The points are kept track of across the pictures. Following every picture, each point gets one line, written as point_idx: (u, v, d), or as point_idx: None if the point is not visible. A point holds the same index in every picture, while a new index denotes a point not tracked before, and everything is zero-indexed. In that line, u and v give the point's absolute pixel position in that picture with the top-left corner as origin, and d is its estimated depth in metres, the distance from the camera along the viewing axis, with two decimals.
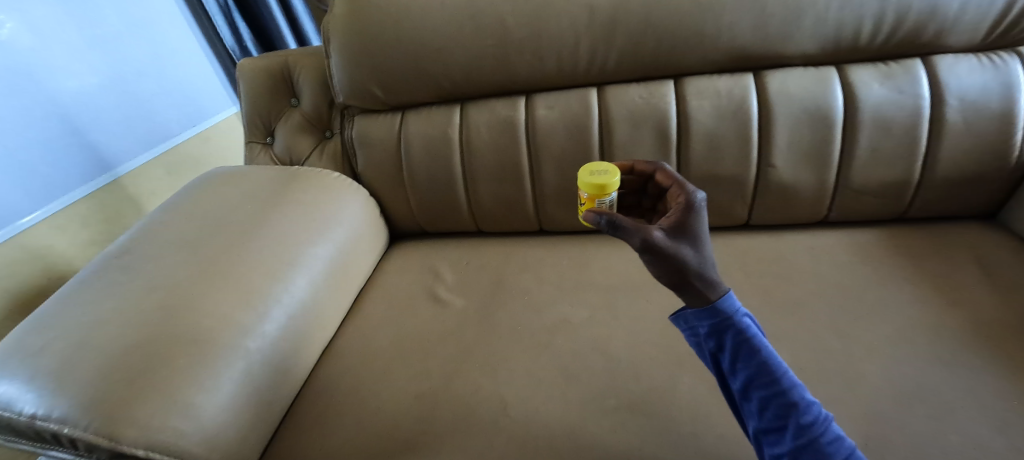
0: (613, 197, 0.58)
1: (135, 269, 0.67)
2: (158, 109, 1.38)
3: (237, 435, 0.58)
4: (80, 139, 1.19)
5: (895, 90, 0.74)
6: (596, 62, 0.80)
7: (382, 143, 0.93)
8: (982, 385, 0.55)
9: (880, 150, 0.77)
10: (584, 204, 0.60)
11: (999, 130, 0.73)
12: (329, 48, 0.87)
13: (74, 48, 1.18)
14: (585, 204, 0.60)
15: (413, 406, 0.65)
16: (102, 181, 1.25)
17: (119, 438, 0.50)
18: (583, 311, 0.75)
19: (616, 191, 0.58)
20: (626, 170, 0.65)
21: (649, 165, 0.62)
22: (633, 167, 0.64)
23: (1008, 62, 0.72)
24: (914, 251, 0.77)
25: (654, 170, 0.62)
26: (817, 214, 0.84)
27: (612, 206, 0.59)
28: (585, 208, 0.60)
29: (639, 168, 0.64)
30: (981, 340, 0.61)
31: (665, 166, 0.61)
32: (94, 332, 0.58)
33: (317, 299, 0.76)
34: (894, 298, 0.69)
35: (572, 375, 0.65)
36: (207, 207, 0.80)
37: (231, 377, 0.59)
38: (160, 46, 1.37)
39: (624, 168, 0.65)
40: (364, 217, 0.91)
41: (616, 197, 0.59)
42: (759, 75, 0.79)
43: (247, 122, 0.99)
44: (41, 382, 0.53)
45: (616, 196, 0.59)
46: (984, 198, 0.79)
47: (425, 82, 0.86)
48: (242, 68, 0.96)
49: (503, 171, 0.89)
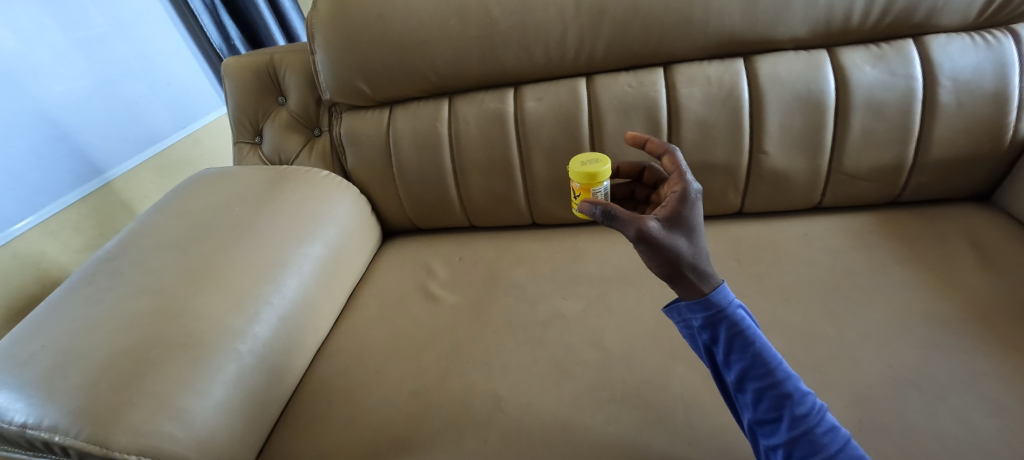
0: (606, 185, 0.58)
1: (125, 273, 0.67)
2: (148, 111, 1.25)
3: (232, 438, 0.58)
4: (71, 143, 1.07)
5: (887, 72, 0.73)
6: (584, 52, 0.79)
7: (370, 139, 0.92)
8: (976, 367, 0.55)
9: (874, 133, 0.76)
10: (578, 195, 0.60)
11: (992, 109, 0.72)
12: (313, 44, 0.86)
13: (59, 50, 1.05)
14: (579, 195, 0.59)
15: (407, 404, 0.64)
16: (91, 187, 1.12)
17: (111, 445, 0.49)
18: (576, 304, 0.75)
19: (608, 180, 0.57)
20: (638, 145, 0.57)
21: (658, 147, 0.54)
22: (645, 143, 0.56)
23: (1002, 40, 0.71)
24: (907, 235, 0.76)
25: (662, 153, 0.55)
26: (811, 200, 0.84)
27: (605, 194, 0.58)
28: (579, 199, 0.59)
29: (650, 147, 0.55)
30: (974, 322, 0.60)
31: (675, 150, 0.54)
32: (81, 338, 0.57)
33: (309, 298, 0.75)
34: (888, 283, 0.68)
35: (566, 369, 0.65)
36: (196, 209, 0.79)
37: (223, 381, 0.59)
38: (134, 39, 1.22)
39: (636, 140, 0.57)
40: (355, 215, 0.91)
41: (608, 186, 0.58)
42: (750, 60, 0.78)
43: (235, 121, 0.98)
44: (30, 391, 0.53)
45: (609, 184, 0.59)
46: (979, 179, 0.78)
47: (412, 76, 0.85)
48: (228, 67, 0.96)
49: (493, 164, 0.88)
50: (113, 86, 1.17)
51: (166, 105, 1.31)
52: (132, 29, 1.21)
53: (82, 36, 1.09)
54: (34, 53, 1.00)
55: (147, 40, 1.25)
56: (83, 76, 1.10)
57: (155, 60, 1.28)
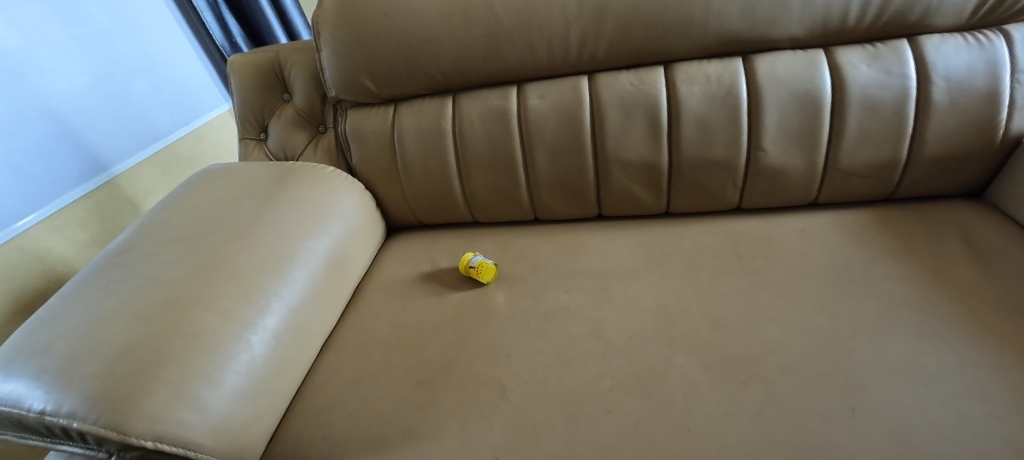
0: (474, 258, 0.82)
1: (136, 266, 0.68)
2: (150, 108, 1.27)
3: (245, 425, 0.60)
4: (75, 139, 1.08)
5: (882, 71, 0.75)
6: (586, 50, 0.81)
7: (375, 136, 0.94)
8: (966, 355, 0.57)
9: (869, 131, 0.78)
10: (480, 270, 0.81)
11: (985, 108, 0.73)
12: (319, 42, 0.87)
13: (61, 47, 1.06)
14: (478, 270, 0.81)
15: (413, 394, 0.66)
16: (95, 183, 1.13)
17: (128, 431, 0.51)
18: (578, 298, 0.77)
19: (472, 258, 0.82)
20: None
21: None
22: None
23: (994, 40, 0.72)
24: (901, 231, 0.78)
25: None
26: (807, 196, 0.85)
27: (475, 259, 0.82)
28: (480, 269, 0.80)
29: None
30: (964, 314, 0.62)
31: None
32: (96, 329, 0.59)
33: (317, 291, 0.77)
34: (881, 277, 0.70)
35: (568, 360, 0.67)
36: (205, 204, 0.81)
37: (235, 370, 0.60)
38: (136, 36, 1.23)
39: None
40: (361, 211, 0.92)
41: (475, 257, 0.82)
42: (748, 60, 0.80)
43: (240, 118, 1.00)
44: (48, 379, 0.54)
45: (475, 256, 0.83)
46: (971, 176, 0.80)
47: (417, 74, 0.86)
48: (234, 65, 0.97)
49: (496, 160, 0.90)
50: (115, 83, 1.18)
51: (169, 102, 1.32)
52: (134, 26, 1.22)
53: (84, 34, 1.11)
54: (36, 50, 1.01)
55: (149, 38, 1.26)
56: (85, 73, 1.11)
57: (158, 58, 1.29)
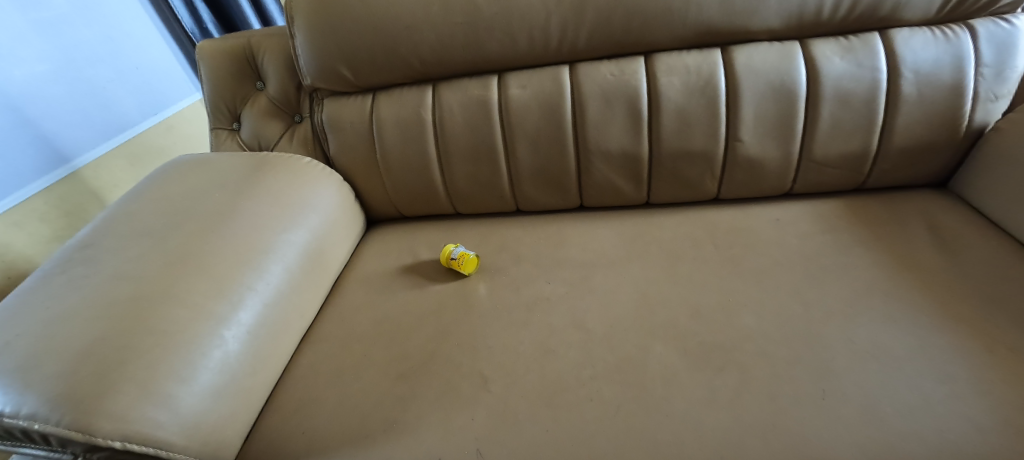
0: (455, 249, 0.82)
1: (101, 261, 0.65)
2: (115, 97, 1.26)
3: (218, 423, 0.58)
4: (34, 130, 1.08)
5: (855, 63, 0.77)
6: (567, 40, 0.80)
7: (353, 126, 0.91)
8: (930, 338, 0.59)
9: (841, 122, 0.80)
10: (462, 261, 0.80)
11: (950, 100, 0.76)
12: (293, 28, 0.84)
13: (16, 33, 1.05)
14: (460, 261, 0.80)
15: (393, 386, 0.65)
16: (58, 175, 1.14)
17: (94, 432, 0.49)
18: (560, 288, 0.77)
19: (453, 249, 0.82)
20: None
21: None
22: None
23: (960, 35, 0.75)
24: (870, 219, 0.81)
25: None
26: (783, 186, 0.87)
27: (456, 249, 0.81)
28: (462, 260, 0.80)
29: None
30: (929, 299, 0.64)
31: None
32: (60, 327, 0.56)
33: (294, 285, 0.75)
34: (853, 264, 0.72)
35: (549, 350, 0.67)
36: (174, 196, 0.78)
37: (207, 368, 0.59)
38: (99, 23, 1.22)
39: None
40: (339, 203, 0.90)
41: (456, 248, 0.82)
42: (727, 51, 0.80)
43: (211, 107, 0.96)
44: (7, 380, 0.51)
45: (456, 247, 0.82)
46: (937, 166, 0.82)
47: (395, 63, 0.84)
48: (203, 51, 0.93)
49: (476, 151, 0.89)
50: (77, 70, 1.18)
51: (135, 91, 1.32)
52: (97, 12, 1.21)
53: (42, 18, 1.09)
54: None
55: (113, 24, 1.26)
56: (44, 60, 1.10)
57: (122, 45, 1.28)
